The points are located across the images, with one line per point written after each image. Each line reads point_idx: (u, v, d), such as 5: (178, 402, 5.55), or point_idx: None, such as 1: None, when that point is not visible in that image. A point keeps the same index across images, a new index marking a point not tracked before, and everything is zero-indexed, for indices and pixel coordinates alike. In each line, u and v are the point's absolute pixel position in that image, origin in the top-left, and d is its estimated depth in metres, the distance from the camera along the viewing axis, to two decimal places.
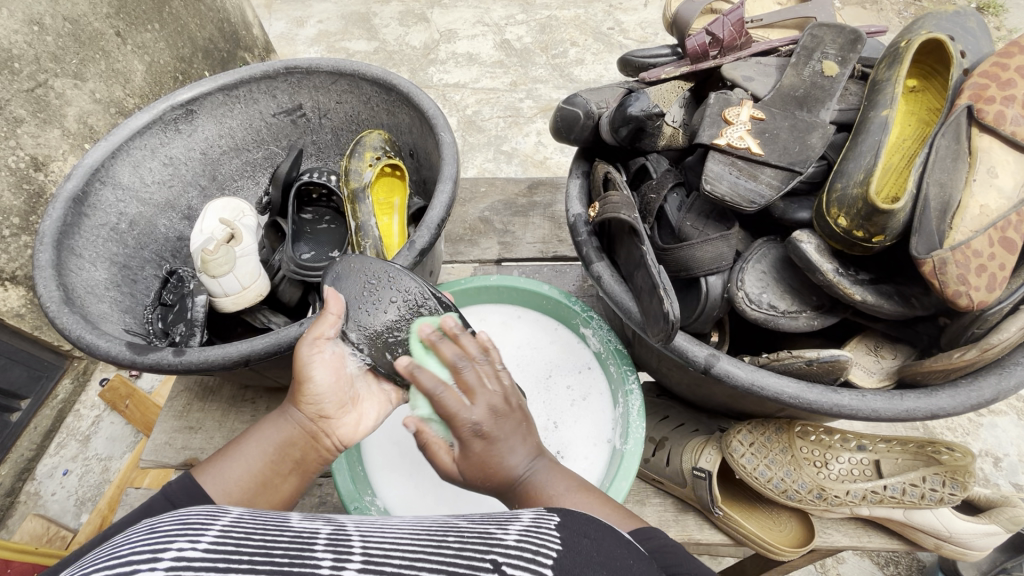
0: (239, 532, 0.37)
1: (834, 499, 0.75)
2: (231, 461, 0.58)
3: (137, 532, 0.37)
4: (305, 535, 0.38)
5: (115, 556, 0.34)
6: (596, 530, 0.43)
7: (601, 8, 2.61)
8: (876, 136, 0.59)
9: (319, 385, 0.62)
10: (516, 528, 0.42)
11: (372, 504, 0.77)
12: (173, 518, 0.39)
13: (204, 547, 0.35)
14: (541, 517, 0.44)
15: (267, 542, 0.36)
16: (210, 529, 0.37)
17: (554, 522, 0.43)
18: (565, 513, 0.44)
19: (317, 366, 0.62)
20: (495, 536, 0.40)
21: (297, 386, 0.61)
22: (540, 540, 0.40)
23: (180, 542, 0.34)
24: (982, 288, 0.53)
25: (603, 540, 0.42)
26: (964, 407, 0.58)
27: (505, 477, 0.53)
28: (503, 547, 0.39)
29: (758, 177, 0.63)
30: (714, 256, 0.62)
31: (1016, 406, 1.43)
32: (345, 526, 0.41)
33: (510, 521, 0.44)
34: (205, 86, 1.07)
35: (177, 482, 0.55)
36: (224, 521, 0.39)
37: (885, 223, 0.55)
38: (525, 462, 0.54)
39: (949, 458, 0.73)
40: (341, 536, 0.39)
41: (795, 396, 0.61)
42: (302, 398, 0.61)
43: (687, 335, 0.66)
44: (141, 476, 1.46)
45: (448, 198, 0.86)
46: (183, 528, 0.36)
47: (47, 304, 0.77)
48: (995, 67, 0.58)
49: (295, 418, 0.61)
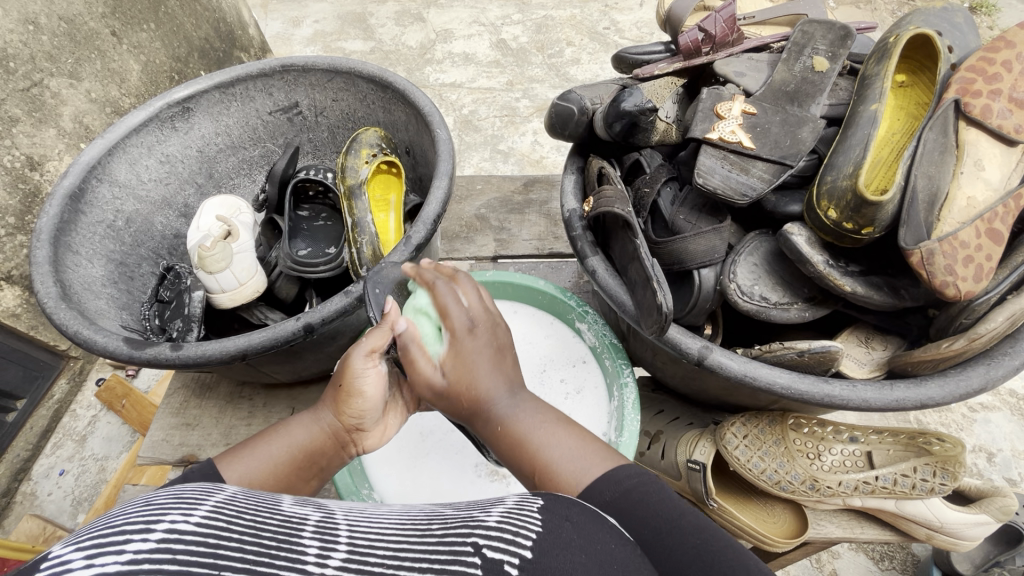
0: (230, 510, 0.37)
1: (827, 490, 0.76)
2: (255, 458, 0.57)
3: (134, 504, 0.36)
4: (294, 519, 0.38)
5: (110, 524, 0.33)
6: (578, 513, 0.42)
7: (597, 8, 2.62)
8: (865, 129, 0.60)
9: (367, 398, 0.62)
10: (498, 511, 0.42)
11: (369, 497, 0.78)
12: (168, 492, 0.38)
13: (196, 521, 0.34)
14: (524, 499, 0.44)
15: (257, 521, 0.36)
16: (203, 503, 0.36)
17: (537, 505, 0.42)
18: (550, 496, 0.43)
19: (363, 377, 0.61)
20: (476, 518, 0.41)
21: (343, 393, 0.61)
22: (521, 523, 0.40)
23: (173, 515, 0.34)
24: (969, 278, 0.54)
25: (585, 524, 0.41)
26: (952, 396, 0.58)
27: (481, 398, 0.54)
28: (484, 529, 0.39)
29: (749, 171, 0.63)
30: (707, 249, 0.63)
31: (1008, 401, 1.44)
32: (333, 512, 0.41)
33: (493, 505, 0.44)
34: (202, 83, 1.07)
35: (199, 469, 0.53)
36: (217, 498, 0.38)
37: (874, 215, 0.55)
38: (502, 392, 0.55)
39: (939, 449, 0.74)
40: (329, 523, 0.39)
41: (787, 387, 0.62)
42: (344, 407, 0.61)
43: (681, 327, 0.67)
44: (139, 473, 1.45)
45: (444, 194, 0.87)
46: (177, 502, 0.36)
47: (44, 300, 0.77)
48: (982, 61, 0.59)
49: (328, 426, 0.62)
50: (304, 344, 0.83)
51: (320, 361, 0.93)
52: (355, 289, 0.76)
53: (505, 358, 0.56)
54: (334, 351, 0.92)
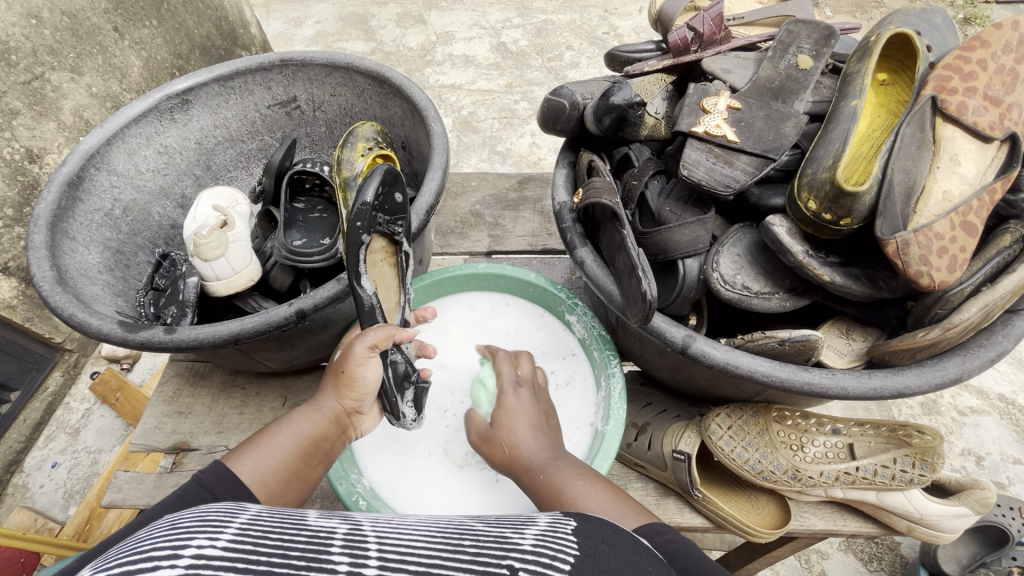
0: (256, 531, 0.39)
1: (809, 480, 0.77)
2: (264, 451, 0.61)
3: (159, 527, 0.40)
4: (322, 535, 0.40)
5: (135, 551, 0.35)
6: (612, 536, 0.45)
7: (597, 13, 2.65)
8: (846, 123, 0.61)
9: (366, 385, 0.68)
10: (532, 534, 0.44)
11: (357, 482, 0.78)
12: (193, 515, 0.41)
13: (222, 546, 0.36)
14: (557, 523, 0.47)
15: (284, 541, 0.38)
16: (228, 527, 0.39)
17: (571, 528, 0.45)
18: (582, 518, 0.47)
19: (365, 369, 0.67)
20: (511, 541, 0.43)
21: (343, 379, 0.67)
22: (557, 546, 0.42)
23: (198, 540, 0.36)
24: (943, 268, 0.56)
25: (620, 547, 0.44)
26: (928, 385, 0.60)
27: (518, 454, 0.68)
28: (520, 552, 0.41)
29: (733, 164, 0.65)
30: (691, 239, 0.65)
31: (996, 405, 1.46)
32: (360, 525, 0.43)
33: (525, 526, 0.46)
34: (201, 76, 1.09)
35: (210, 470, 0.57)
36: (241, 519, 0.41)
37: (852, 206, 0.57)
38: (539, 451, 0.67)
39: (919, 440, 0.76)
40: (358, 537, 0.40)
41: (768, 375, 0.63)
42: (344, 392, 0.67)
43: (665, 317, 0.68)
44: (133, 463, 1.47)
45: (437, 186, 0.88)
46: (202, 525, 0.39)
47: (40, 284, 0.78)
48: (958, 59, 0.61)
49: (330, 412, 0.67)
50: (296, 331, 0.85)
51: (313, 349, 0.94)
52: (346, 276, 0.77)
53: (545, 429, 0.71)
54: (327, 340, 0.93)
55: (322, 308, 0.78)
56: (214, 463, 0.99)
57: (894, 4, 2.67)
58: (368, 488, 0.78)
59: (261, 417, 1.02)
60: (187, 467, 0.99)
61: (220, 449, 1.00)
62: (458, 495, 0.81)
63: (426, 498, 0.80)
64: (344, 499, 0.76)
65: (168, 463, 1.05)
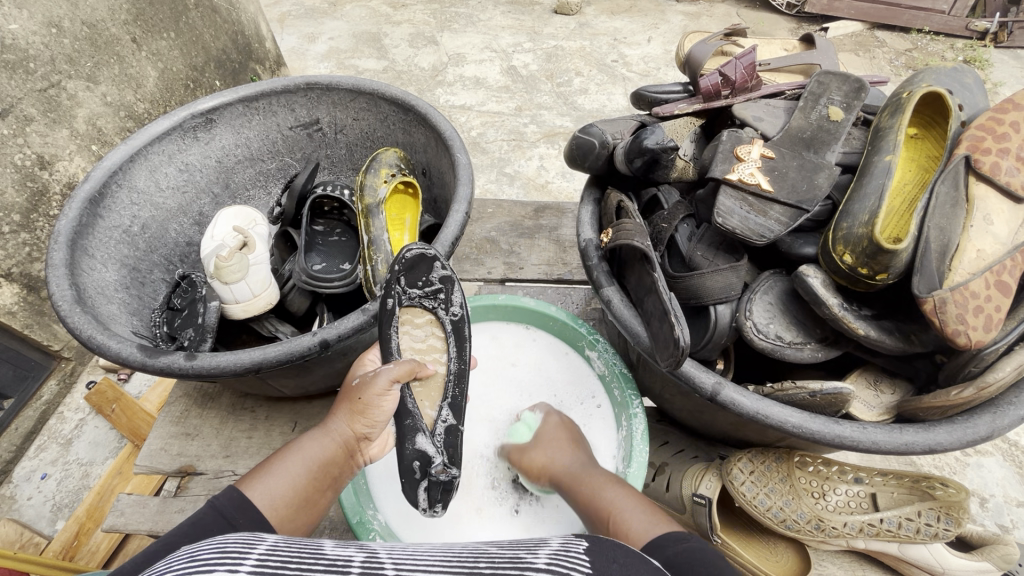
0: (276, 560, 0.38)
1: (832, 530, 0.76)
2: (274, 476, 0.60)
3: (179, 558, 0.38)
4: (340, 562, 0.39)
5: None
6: (624, 555, 0.42)
7: (606, 41, 2.71)
8: (880, 179, 0.62)
9: (381, 413, 0.66)
10: (545, 552, 0.42)
11: (374, 517, 0.76)
12: (212, 545, 0.40)
13: (244, 575, 0.35)
14: (568, 541, 0.44)
15: (306, 569, 0.37)
16: (249, 557, 0.38)
17: (582, 547, 0.42)
18: (594, 539, 0.44)
19: (380, 400, 0.65)
20: (524, 560, 0.41)
21: (361, 404, 0.65)
22: (570, 564, 0.40)
23: (222, 570, 0.35)
24: (980, 328, 0.56)
25: (630, 566, 0.41)
26: (959, 443, 0.60)
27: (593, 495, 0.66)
28: (534, 572, 0.40)
29: (767, 214, 0.65)
30: (723, 286, 0.65)
31: (1000, 447, 1.46)
32: (377, 553, 0.42)
33: (537, 546, 0.44)
34: (227, 96, 1.09)
35: (224, 495, 0.55)
36: (261, 549, 0.39)
37: (889, 262, 0.57)
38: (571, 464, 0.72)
39: (943, 493, 0.75)
40: (375, 564, 0.39)
41: (798, 427, 0.63)
42: (358, 419, 0.65)
43: (695, 361, 0.68)
44: (125, 480, 1.42)
45: (462, 218, 0.87)
46: (224, 555, 0.37)
47: (58, 303, 0.77)
48: (991, 121, 0.62)
49: (339, 437, 0.65)
50: (315, 359, 0.84)
51: (329, 375, 0.93)
52: (371, 307, 0.76)
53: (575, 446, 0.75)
54: (344, 366, 0.92)
55: (345, 339, 0.77)
56: (220, 488, 0.97)
57: (895, 44, 2.75)
58: (384, 525, 0.76)
59: (270, 442, 1.00)
60: (192, 492, 0.97)
61: (226, 474, 0.98)
62: (474, 530, 0.79)
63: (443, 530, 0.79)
64: (360, 536, 0.74)
65: (171, 486, 1.03)
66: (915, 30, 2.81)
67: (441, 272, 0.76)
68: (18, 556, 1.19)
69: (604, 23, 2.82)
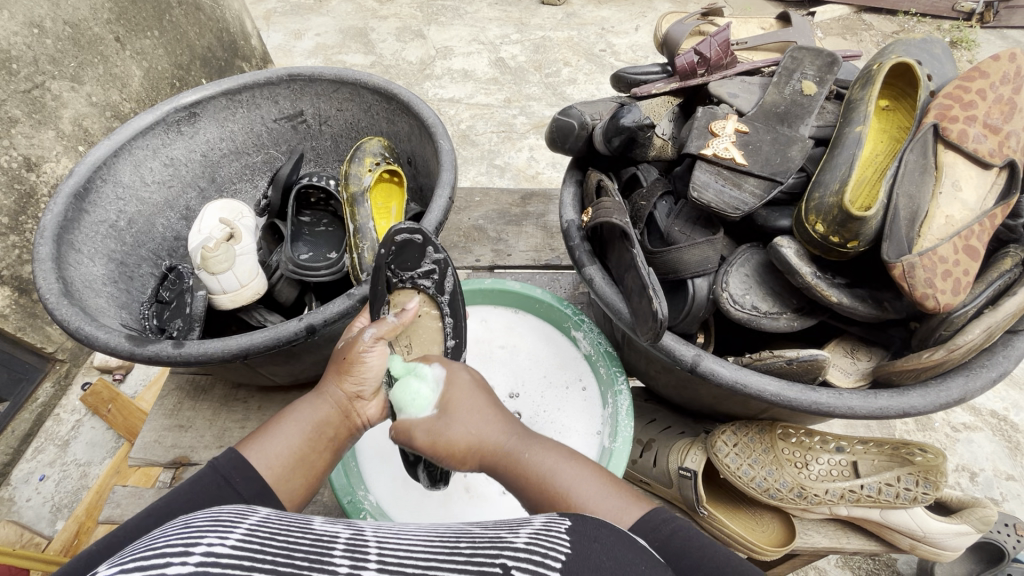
0: (263, 533, 0.38)
1: (814, 497, 0.78)
2: (271, 437, 0.60)
3: (171, 527, 0.38)
4: (325, 539, 0.38)
5: (150, 548, 0.34)
6: (607, 534, 0.41)
7: (594, 31, 2.70)
8: (851, 149, 0.63)
9: (368, 370, 0.65)
10: (525, 532, 0.41)
11: (364, 498, 0.78)
12: (205, 516, 0.40)
13: (231, 544, 0.35)
14: (551, 521, 0.43)
15: (290, 544, 0.37)
16: (237, 527, 0.38)
17: (564, 527, 0.41)
18: (577, 517, 0.43)
19: (368, 354, 0.65)
20: (504, 539, 0.40)
21: (345, 361, 0.65)
22: (549, 544, 0.39)
23: (209, 538, 0.35)
24: (948, 291, 0.57)
25: (614, 547, 0.40)
26: (932, 406, 0.61)
27: (497, 443, 0.57)
28: (512, 551, 0.39)
29: (742, 186, 0.66)
30: (700, 259, 0.66)
31: (989, 422, 1.48)
32: (363, 530, 0.41)
33: (520, 526, 0.43)
34: (209, 89, 1.09)
35: (225, 458, 0.57)
36: (250, 521, 0.40)
37: (859, 229, 0.58)
38: (505, 426, 0.59)
39: (922, 459, 0.76)
40: (359, 542, 0.39)
41: (776, 395, 0.64)
42: (346, 376, 0.64)
43: (675, 335, 0.69)
44: (124, 477, 1.43)
45: (446, 203, 0.88)
46: (213, 525, 0.37)
47: (46, 296, 0.78)
48: (958, 89, 0.64)
49: (332, 397, 0.64)
50: (303, 346, 0.85)
51: (318, 363, 0.94)
52: (357, 292, 0.77)
53: (490, 398, 0.61)
54: (333, 354, 0.93)
55: (331, 325, 0.78)
56: None
57: (882, 27, 2.76)
58: (375, 505, 0.79)
59: None
60: None
61: None
62: (462, 508, 0.81)
63: (433, 511, 0.80)
64: (352, 515, 0.77)
65: (166, 479, 1.03)
66: (902, 12, 2.82)
67: (437, 257, 0.79)
68: (18, 553, 1.21)
69: (592, 12, 2.82)
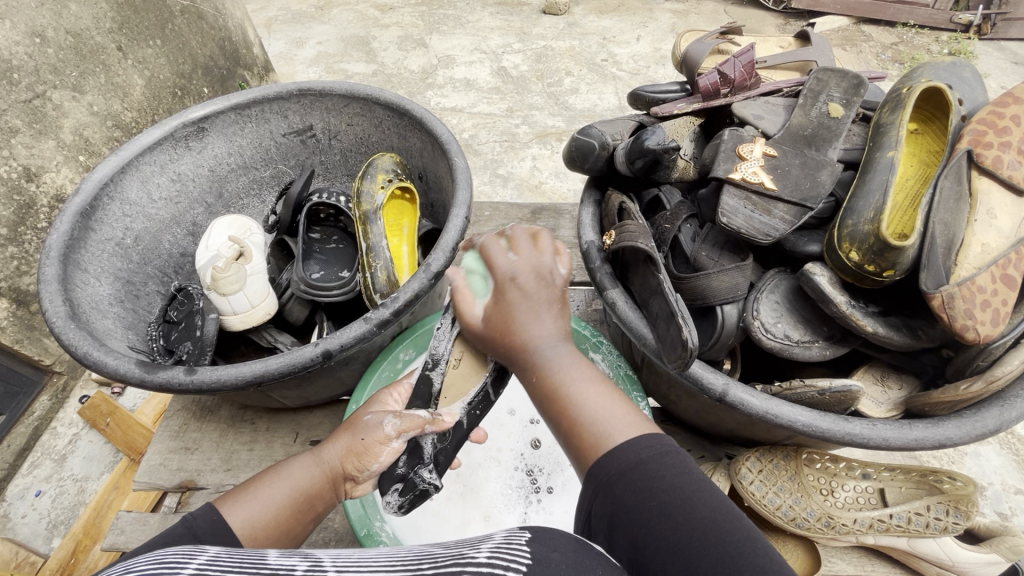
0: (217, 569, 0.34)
1: (842, 527, 0.75)
2: (256, 500, 0.55)
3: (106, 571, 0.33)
4: (283, 570, 0.36)
5: None
6: (567, 544, 0.40)
7: (595, 40, 2.71)
8: (884, 175, 0.62)
9: (374, 461, 0.63)
10: (488, 546, 0.39)
11: (381, 530, 0.75)
12: (148, 558, 0.35)
13: None
14: (512, 534, 0.41)
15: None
16: (185, 566, 0.34)
17: (526, 539, 0.39)
18: (538, 528, 0.41)
19: (382, 441, 0.63)
20: (467, 555, 0.38)
21: (357, 442, 0.62)
22: (513, 557, 0.37)
23: None
24: (987, 322, 0.56)
25: (574, 554, 0.39)
26: (969, 437, 0.59)
27: (527, 340, 0.52)
28: (476, 567, 0.36)
29: (771, 212, 0.65)
30: (730, 286, 0.64)
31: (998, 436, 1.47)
32: (321, 558, 0.38)
33: (481, 541, 0.41)
34: (219, 104, 1.07)
35: (204, 516, 0.50)
36: (200, 561, 0.35)
37: (896, 258, 0.57)
38: (551, 337, 0.52)
39: (951, 487, 0.75)
40: (320, 569, 0.36)
41: (808, 425, 0.62)
42: (352, 460, 0.62)
43: (702, 362, 0.67)
44: (121, 496, 1.39)
45: (463, 223, 0.86)
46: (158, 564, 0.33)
47: (52, 319, 0.75)
48: (992, 115, 0.63)
49: (329, 470, 0.61)
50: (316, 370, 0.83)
51: (331, 385, 0.92)
52: (374, 316, 0.76)
53: (560, 312, 0.54)
54: (346, 374, 0.91)
55: (347, 350, 0.76)
56: None
57: (881, 38, 2.77)
58: (392, 536, 0.75)
59: (272, 453, 0.98)
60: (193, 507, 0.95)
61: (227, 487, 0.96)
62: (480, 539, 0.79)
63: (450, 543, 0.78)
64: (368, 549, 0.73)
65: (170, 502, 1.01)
66: (900, 23, 2.84)
67: None
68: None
69: (593, 22, 2.83)
